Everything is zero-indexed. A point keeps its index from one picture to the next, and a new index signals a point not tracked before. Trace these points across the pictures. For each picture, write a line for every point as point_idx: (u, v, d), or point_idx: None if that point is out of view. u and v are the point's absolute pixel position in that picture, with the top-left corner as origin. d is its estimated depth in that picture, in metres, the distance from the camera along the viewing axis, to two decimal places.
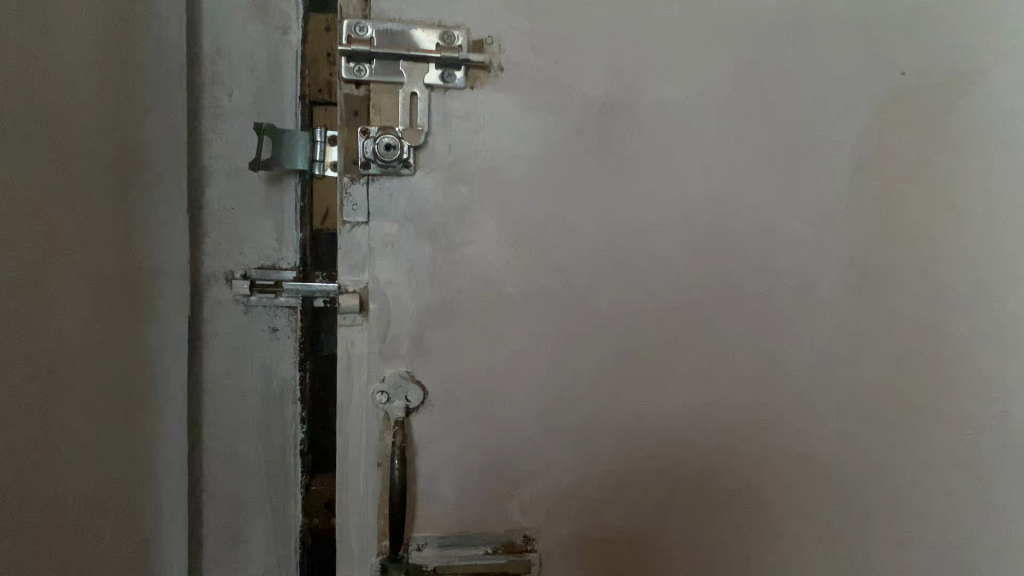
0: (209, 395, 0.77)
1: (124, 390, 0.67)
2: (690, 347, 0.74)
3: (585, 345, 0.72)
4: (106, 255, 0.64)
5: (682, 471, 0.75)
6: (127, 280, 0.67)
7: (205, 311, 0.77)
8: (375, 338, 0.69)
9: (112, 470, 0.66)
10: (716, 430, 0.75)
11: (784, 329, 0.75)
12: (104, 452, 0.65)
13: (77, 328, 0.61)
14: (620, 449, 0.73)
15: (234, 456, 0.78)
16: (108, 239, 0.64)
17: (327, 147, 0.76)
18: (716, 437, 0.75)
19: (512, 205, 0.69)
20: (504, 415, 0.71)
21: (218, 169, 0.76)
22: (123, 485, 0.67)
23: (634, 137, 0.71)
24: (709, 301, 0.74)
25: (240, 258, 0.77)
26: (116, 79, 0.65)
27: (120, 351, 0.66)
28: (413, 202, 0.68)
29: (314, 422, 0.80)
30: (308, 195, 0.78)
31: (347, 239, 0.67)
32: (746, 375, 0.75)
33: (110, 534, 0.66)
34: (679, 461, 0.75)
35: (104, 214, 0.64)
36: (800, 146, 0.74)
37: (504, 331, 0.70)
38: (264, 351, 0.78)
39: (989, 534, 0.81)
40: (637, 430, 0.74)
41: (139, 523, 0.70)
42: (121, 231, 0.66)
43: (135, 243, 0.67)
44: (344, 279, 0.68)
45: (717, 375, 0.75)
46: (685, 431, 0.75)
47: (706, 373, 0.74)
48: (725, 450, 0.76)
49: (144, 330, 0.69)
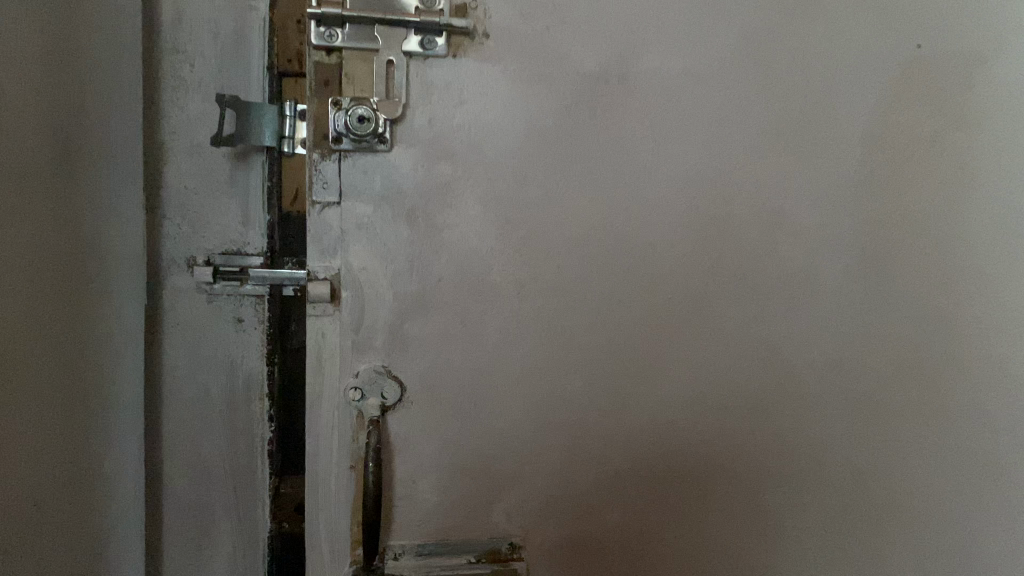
0: (168, 391, 0.71)
1: (67, 385, 0.61)
2: (688, 340, 0.69)
3: (576, 337, 0.67)
4: (43, 236, 0.58)
5: (678, 473, 0.70)
6: (69, 264, 0.61)
7: (164, 299, 0.71)
8: (348, 329, 0.63)
9: (53, 472, 0.60)
10: (716, 428, 0.70)
11: (788, 320, 0.70)
12: (43, 453, 0.59)
13: (11, 317, 0.55)
14: (614, 449, 0.68)
15: (196, 457, 0.72)
16: (44, 222, 0.58)
17: (297, 122, 0.69)
18: (715, 436, 0.70)
19: (497, 185, 0.64)
20: (489, 413, 0.66)
21: (178, 144, 0.70)
22: (65, 488, 0.62)
23: (630, 111, 0.65)
24: (710, 290, 0.69)
25: (202, 243, 0.71)
26: (55, 42, 0.59)
27: (60, 341, 0.60)
28: (390, 181, 0.62)
29: (284, 420, 0.74)
30: (275, 173, 0.71)
31: (317, 221, 0.62)
32: (748, 369, 0.70)
33: (50, 544, 0.60)
34: (678, 460, 0.70)
35: (40, 190, 0.58)
36: (807, 122, 0.69)
37: (488, 322, 0.65)
38: (228, 343, 0.72)
39: (1003, 537, 0.77)
40: (631, 429, 0.69)
41: (85, 530, 0.64)
42: (61, 209, 0.60)
43: (77, 223, 0.61)
44: (313, 265, 0.62)
45: (718, 370, 0.70)
46: (684, 429, 0.70)
47: (706, 367, 0.69)
48: (726, 448, 0.71)
49: (88, 319, 0.63)
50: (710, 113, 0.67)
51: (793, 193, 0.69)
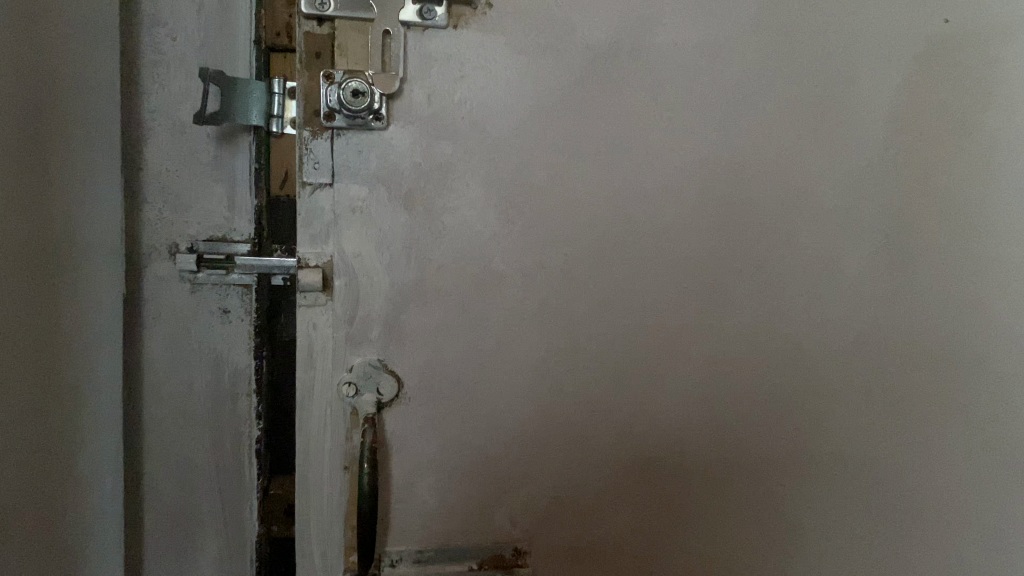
0: (149, 387, 0.67)
1: (42, 380, 0.57)
2: (702, 332, 0.65)
3: (584, 329, 0.62)
4: (17, 220, 0.53)
5: (693, 474, 0.66)
6: (44, 251, 0.56)
7: (145, 290, 0.66)
8: (342, 321, 0.59)
9: (28, 476, 0.56)
10: (732, 426, 0.66)
11: (809, 311, 0.66)
12: (17, 456, 0.54)
13: None
14: (625, 448, 0.64)
15: (180, 457, 0.68)
16: (17, 205, 0.53)
17: (286, 101, 0.66)
18: (732, 434, 0.66)
19: (501, 166, 0.60)
20: (492, 409, 0.62)
21: (158, 124, 0.66)
22: (42, 493, 0.57)
23: (642, 88, 0.61)
24: (725, 279, 0.65)
25: (185, 229, 0.67)
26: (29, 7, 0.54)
27: (35, 334, 0.56)
28: (387, 161, 0.58)
29: (273, 417, 0.70)
30: (264, 155, 0.67)
31: (308, 204, 0.57)
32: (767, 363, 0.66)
33: (25, 553, 0.56)
34: (694, 461, 0.66)
35: (14, 170, 0.53)
36: (829, 101, 0.65)
37: (492, 313, 0.61)
38: (213, 336, 0.67)
39: None
40: (643, 427, 0.65)
41: (62, 538, 0.60)
42: (35, 191, 0.55)
43: (53, 206, 0.57)
44: (303, 251, 0.58)
45: (735, 364, 0.66)
46: (699, 427, 0.66)
47: (722, 361, 0.65)
48: (744, 447, 0.67)
49: (65, 310, 0.58)
50: (727, 90, 0.63)
51: (814, 176, 0.65)
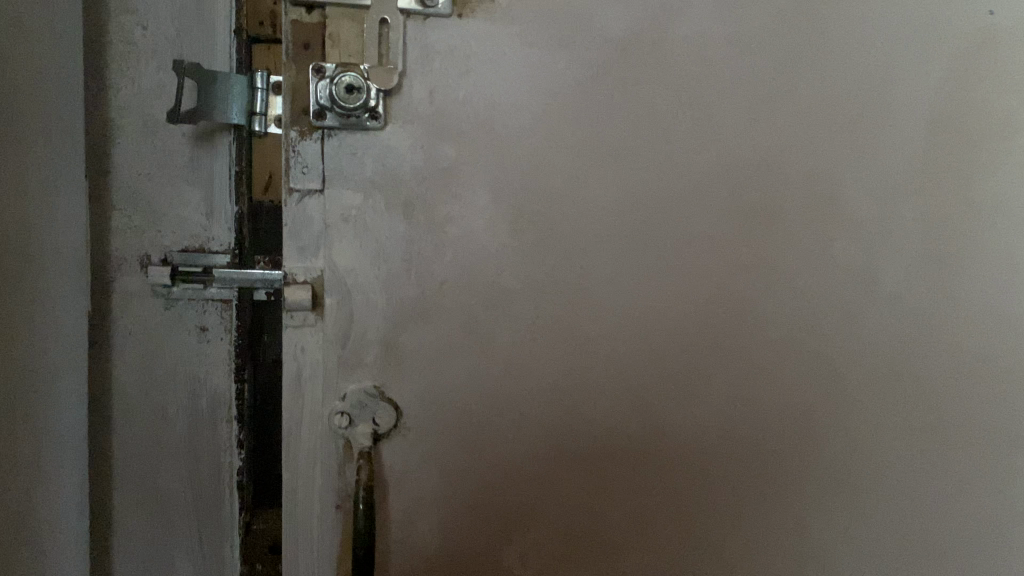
0: (119, 413, 0.61)
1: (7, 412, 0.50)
2: (731, 353, 0.59)
3: (602, 349, 0.57)
4: None
5: (720, 508, 0.60)
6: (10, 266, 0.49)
7: (114, 306, 0.60)
8: (334, 342, 0.53)
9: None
10: (762, 454, 0.60)
11: (846, 328, 0.61)
12: None
13: None
14: (646, 482, 0.59)
15: (153, 489, 0.62)
16: None
17: (270, 97, 0.59)
18: (762, 465, 0.60)
19: (510, 170, 0.54)
20: (499, 439, 0.56)
21: (128, 122, 0.59)
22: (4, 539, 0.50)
23: (664, 85, 0.56)
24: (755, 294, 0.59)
25: (158, 238, 0.60)
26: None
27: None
28: (384, 163, 0.52)
29: (255, 445, 0.63)
30: (245, 157, 0.60)
31: (295, 211, 0.51)
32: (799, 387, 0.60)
33: None
34: (721, 495, 0.60)
35: None
36: (869, 98, 0.59)
37: (499, 332, 0.55)
38: (190, 357, 0.61)
39: None
40: (666, 457, 0.59)
41: None
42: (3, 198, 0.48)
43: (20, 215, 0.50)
44: (289, 265, 0.52)
45: (765, 387, 0.60)
46: (728, 458, 0.60)
47: (752, 384, 0.59)
48: (775, 479, 0.61)
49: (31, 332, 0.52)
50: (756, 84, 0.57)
51: (851, 180, 0.59)
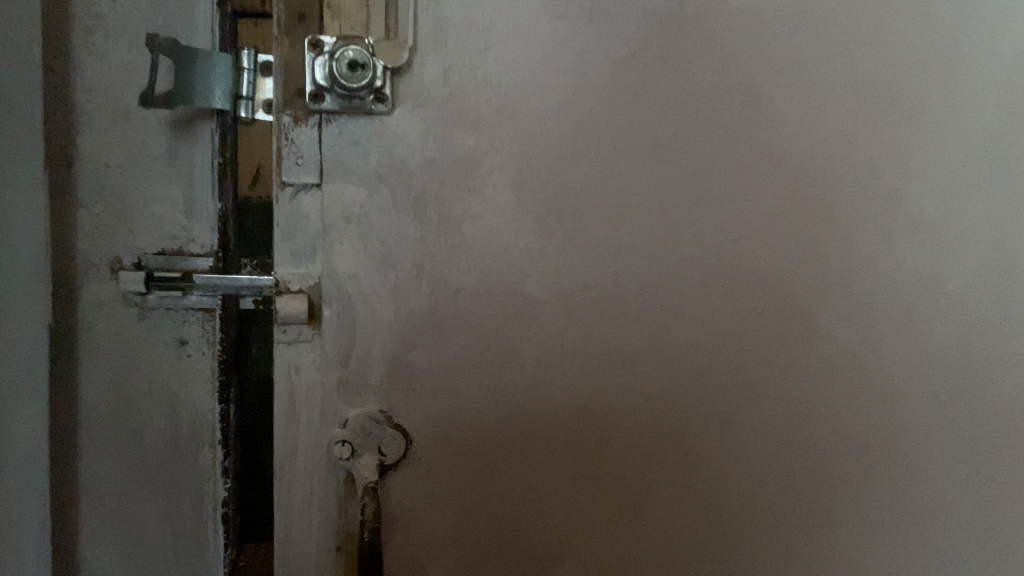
0: (87, 438, 0.54)
1: None
2: (782, 367, 0.52)
3: (638, 366, 0.50)
4: None
5: (770, 542, 0.53)
6: None
7: (80, 315, 0.53)
8: (333, 361, 0.46)
9: None
10: (817, 483, 0.54)
11: (913, 339, 0.53)
12: None
13: None
14: (685, 513, 0.52)
15: (126, 523, 0.55)
16: None
17: (258, 80, 0.52)
18: (817, 495, 0.54)
19: (535, 161, 0.47)
20: (523, 470, 0.49)
21: (96, 107, 0.52)
22: None
23: (712, 63, 0.49)
24: (812, 302, 0.52)
25: (130, 239, 0.53)
26: None
27: None
28: (392, 153, 0.45)
29: (241, 471, 0.56)
30: (230, 147, 0.54)
31: (288, 209, 0.44)
32: (859, 407, 0.53)
33: None
34: (768, 528, 0.53)
35: None
36: (943, 78, 0.51)
37: (524, 348, 0.48)
38: (168, 374, 0.54)
39: None
40: (709, 486, 0.52)
41: None
42: None
43: None
44: (282, 271, 0.45)
45: (819, 406, 0.53)
46: (778, 486, 0.53)
47: (805, 403, 0.52)
48: (829, 509, 0.54)
49: None
50: (815, 62, 0.50)
51: (921, 172, 0.52)
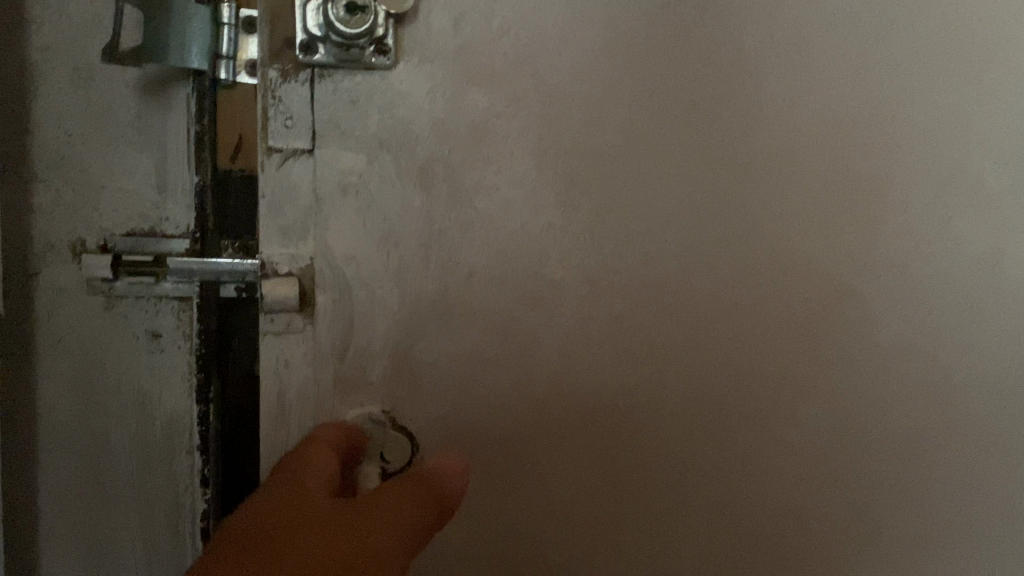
0: (46, 442, 0.47)
1: None
2: (826, 356, 0.46)
3: (665, 352, 0.45)
4: None
5: (806, 544, 0.48)
6: None
7: (38, 303, 0.46)
8: (331, 354, 0.41)
9: None
10: (861, 488, 0.48)
11: (977, 326, 0.48)
12: None
13: None
14: (714, 515, 0.47)
15: (92, 537, 0.48)
16: None
17: (240, 36, 0.46)
18: (863, 496, 0.49)
19: (551, 121, 0.41)
20: (542, 473, 0.44)
21: (55, 67, 0.46)
22: None
23: (755, 10, 0.43)
24: (864, 283, 0.46)
25: (96, 218, 0.47)
26: None
27: None
28: (394, 111, 0.40)
29: (222, 484, 0.48)
30: (207, 112, 0.46)
31: (276, 179, 0.39)
32: (912, 403, 0.48)
33: None
34: (806, 531, 0.48)
35: None
36: (1019, 26, 0.46)
37: (539, 333, 0.43)
38: (139, 370, 0.48)
39: None
40: (743, 485, 0.47)
41: None
42: None
43: None
44: (268, 252, 0.39)
45: (865, 398, 0.47)
46: (817, 486, 0.48)
47: (850, 394, 0.47)
48: (873, 511, 0.49)
49: None
50: (874, 9, 0.44)
51: (987, 144, 0.47)
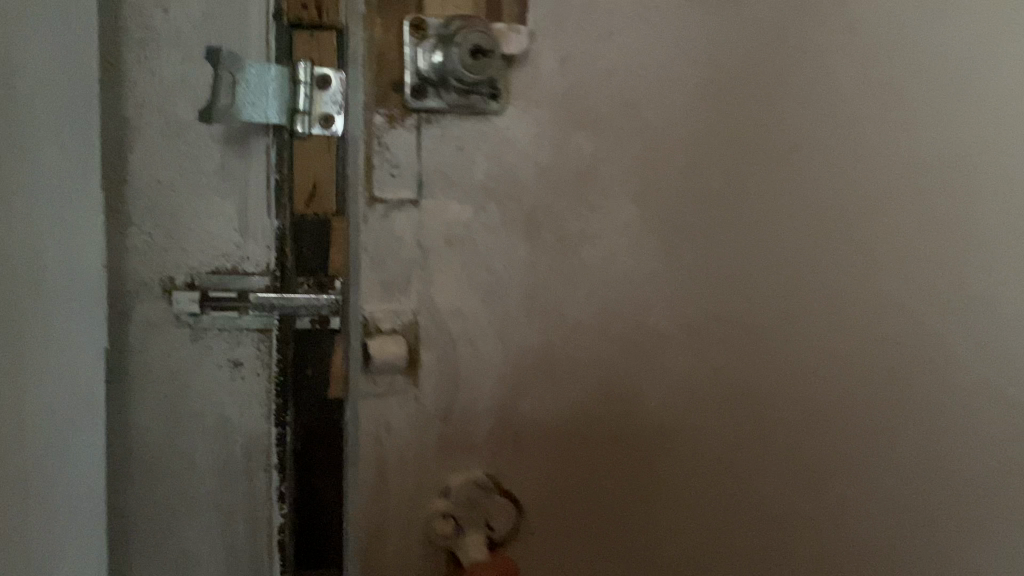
0: (139, 463, 0.52)
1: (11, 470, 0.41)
2: (807, 298, 0.58)
3: (654, 323, 0.57)
4: None
5: (814, 468, 0.59)
6: None
7: (131, 338, 0.51)
8: (435, 414, 0.54)
9: None
10: (883, 414, 0.59)
11: (963, 311, 0.59)
12: None
13: None
14: (722, 443, 0.58)
15: (177, 551, 0.53)
16: None
17: (314, 93, 0.51)
18: (899, 402, 0.59)
19: (624, 179, 0.55)
20: (561, 436, 0.56)
21: (148, 123, 0.50)
22: None
23: (762, 69, 0.56)
24: (857, 284, 0.58)
25: (183, 258, 0.51)
26: None
27: None
28: (500, 162, 0.53)
29: (301, 499, 0.54)
30: (286, 162, 0.52)
31: (380, 231, 0.53)
32: (899, 348, 0.59)
33: None
34: (809, 449, 0.59)
35: None
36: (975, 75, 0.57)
37: (596, 341, 0.56)
38: (222, 396, 0.52)
39: None
40: (744, 418, 0.58)
41: None
42: None
43: None
44: (373, 310, 0.53)
45: (841, 340, 0.59)
46: (831, 399, 0.59)
47: (830, 341, 0.59)
48: (877, 421, 0.59)
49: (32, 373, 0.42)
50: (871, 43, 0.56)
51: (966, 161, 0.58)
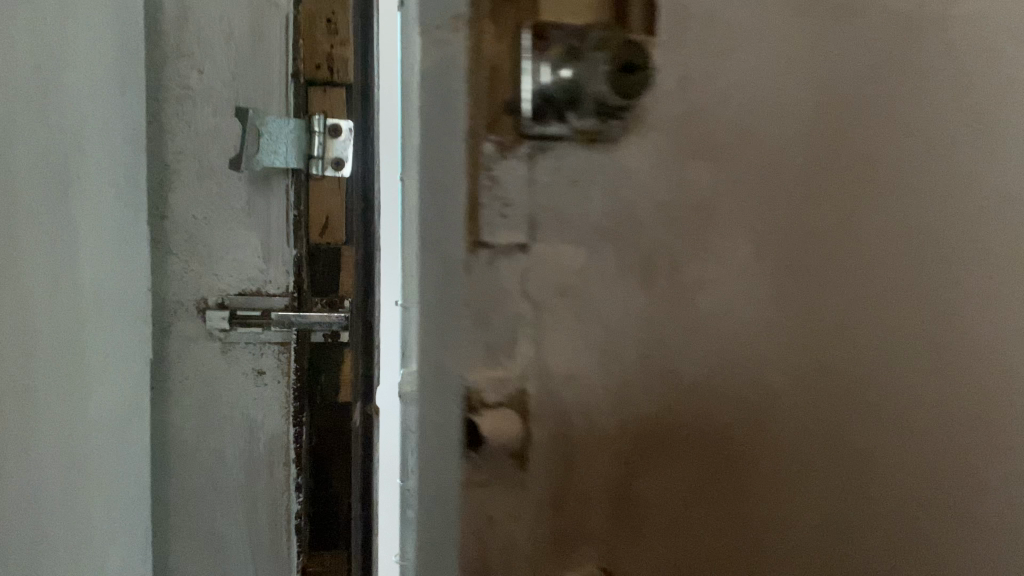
0: (176, 457, 0.61)
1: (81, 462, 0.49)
2: (885, 229, 0.39)
3: (667, 334, 0.37)
4: (56, 297, 0.45)
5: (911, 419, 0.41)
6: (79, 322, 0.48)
7: (170, 350, 0.60)
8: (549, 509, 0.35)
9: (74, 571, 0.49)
10: (916, 360, 0.41)
11: None
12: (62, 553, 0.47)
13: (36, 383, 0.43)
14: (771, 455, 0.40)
15: (209, 533, 0.61)
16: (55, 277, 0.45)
17: (326, 141, 0.60)
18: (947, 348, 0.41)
19: (747, 179, 0.37)
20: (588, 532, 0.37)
21: (184, 168, 0.59)
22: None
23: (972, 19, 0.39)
24: (978, 236, 0.40)
25: (214, 282, 0.60)
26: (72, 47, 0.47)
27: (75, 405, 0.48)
28: (622, 197, 0.35)
29: (314, 487, 0.63)
30: (302, 200, 0.61)
31: (484, 282, 0.33)
32: (901, 253, 0.40)
33: None
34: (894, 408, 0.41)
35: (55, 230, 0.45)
36: None
37: (630, 386, 0.36)
38: (247, 400, 0.61)
39: None
40: (787, 425, 0.40)
41: None
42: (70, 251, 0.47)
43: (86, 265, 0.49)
44: (477, 379, 0.33)
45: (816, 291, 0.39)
46: (859, 356, 0.40)
47: (820, 282, 0.39)
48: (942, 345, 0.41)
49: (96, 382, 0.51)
50: None
51: None
